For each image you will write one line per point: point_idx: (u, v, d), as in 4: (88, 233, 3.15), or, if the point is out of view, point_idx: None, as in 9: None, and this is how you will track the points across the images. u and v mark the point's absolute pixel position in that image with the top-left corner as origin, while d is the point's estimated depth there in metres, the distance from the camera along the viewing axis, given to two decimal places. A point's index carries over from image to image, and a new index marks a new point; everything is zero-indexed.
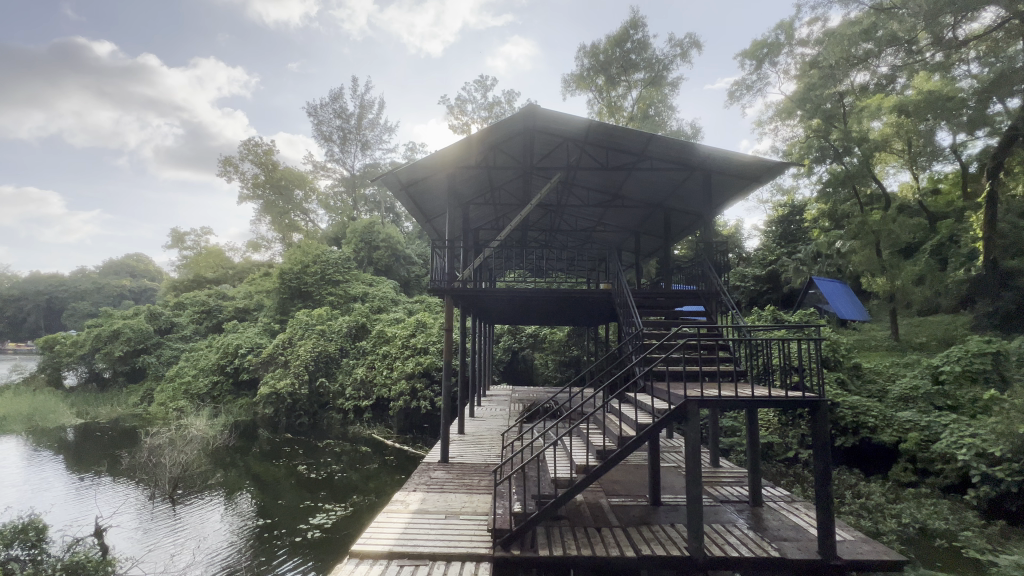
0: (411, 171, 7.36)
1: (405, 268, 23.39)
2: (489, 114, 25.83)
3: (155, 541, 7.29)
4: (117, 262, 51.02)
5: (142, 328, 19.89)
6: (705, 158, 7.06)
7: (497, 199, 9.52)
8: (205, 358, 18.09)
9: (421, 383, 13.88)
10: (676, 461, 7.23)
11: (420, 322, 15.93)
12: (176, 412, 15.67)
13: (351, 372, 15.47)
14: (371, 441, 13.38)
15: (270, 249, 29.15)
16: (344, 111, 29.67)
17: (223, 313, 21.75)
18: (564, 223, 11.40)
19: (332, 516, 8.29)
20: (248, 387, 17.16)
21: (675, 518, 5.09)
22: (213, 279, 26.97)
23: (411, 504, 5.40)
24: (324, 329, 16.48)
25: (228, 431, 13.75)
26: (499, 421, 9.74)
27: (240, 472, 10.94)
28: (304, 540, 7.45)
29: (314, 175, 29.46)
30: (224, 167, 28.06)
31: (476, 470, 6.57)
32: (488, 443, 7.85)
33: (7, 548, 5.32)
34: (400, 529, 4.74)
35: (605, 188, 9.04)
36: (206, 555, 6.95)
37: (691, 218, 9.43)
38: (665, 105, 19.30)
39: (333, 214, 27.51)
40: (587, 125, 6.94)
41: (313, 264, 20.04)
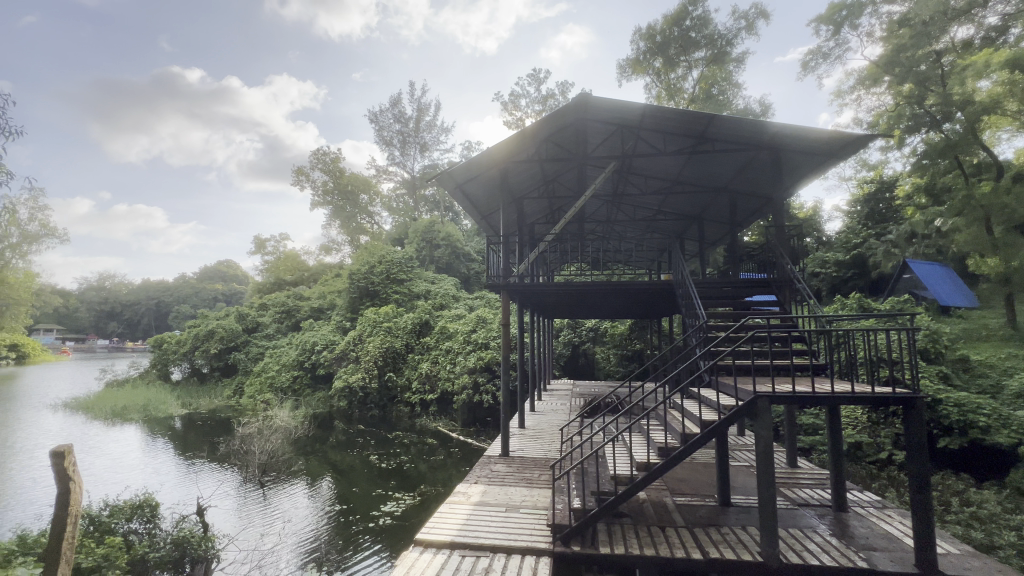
0: (465, 170, 7.50)
1: (465, 265, 23.91)
2: (544, 107, 25.72)
3: (249, 521, 8.01)
4: (211, 268, 56.66)
5: (232, 328, 21.95)
6: (775, 136, 6.54)
7: (552, 192, 9.43)
8: (286, 354, 19.57)
9: (483, 378, 14.17)
10: (747, 461, 6.82)
11: (481, 317, 16.21)
12: (263, 404, 17.17)
13: (416, 366, 16.06)
14: (437, 434, 13.83)
15: (340, 252, 30.86)
16: (403, 115, 30.70)
17: (301, 312, 23.37)
18: (622, 212, 11.07)
19: (401, 505, 8.67)
20: (324, 381, 18.31)
21: (747, 521, 4.79)
22: (291, 281, 29.16)
23: (472, 496, 5.52)
24: (390, 326, 17.25)
25: (308, 422, 14.80)
26: (560, 415, 9.70)
27: (319, 460, 11.76)
28: (378, 526, 7.86)
29: (377, 179, 30.86)
30: (297, 177, 30.14)
31: (536, 465, 6.59)
32: (548, 438, 7.84)
33: (129, 521, 6.05)
34: (462, 520, 4.85)
35: (665, 174, 8.68)
36: (293, 536, 7.51)
37: (761, 202, 8.79)
38: (730, 84, 18.20)
39: (396, 216, 28.67)
40: (642, 111, 6.68)
41: (379, 264, 21.06)
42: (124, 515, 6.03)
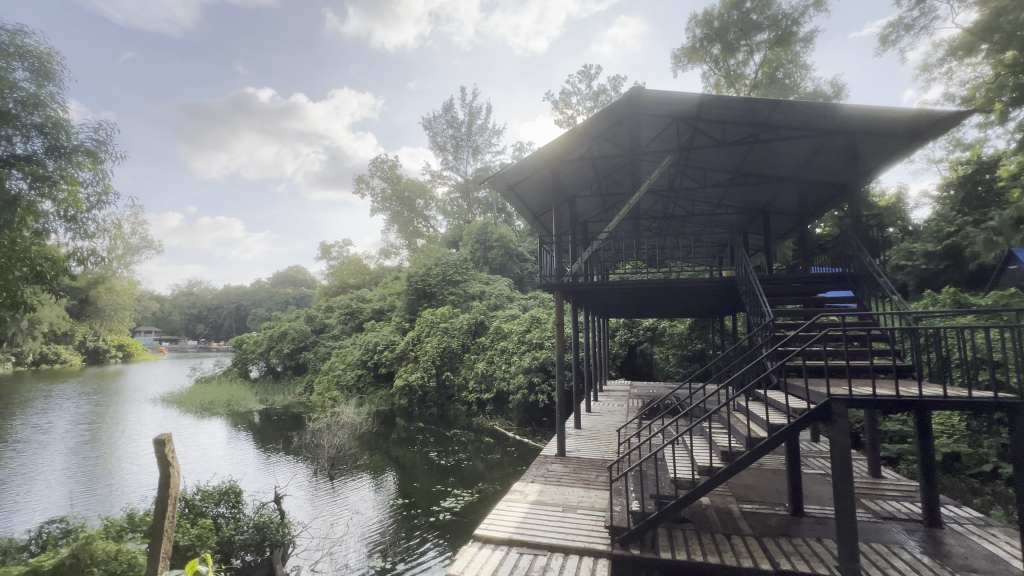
0: (517, 171, 7.57)
1: (519, 266, 24.05)
2: (596, 104, 25.35)
3: (319, 511, 8.54)
4: (283, 274, 60.89)
5: (302, 329, 23.52)
6: (850, 119, 6.06)
7: (605, 189, 9.29)
8: (351, 354, 20.62)
9: (538, 377, 14.21)
10: (822, 468, 6.36)
11: (535, 317, 16.24)
12: (331, 401, 18.21)
13: (472, 366, 16.37)
14: (494, 432, 14.03)
15: (399, 255, 32.04)
16: (456, 120, 31.38)
17: (364, 313, 24.22)
18: (678, 207, 10.71)
19: (461, 501, 8.89)
20: (386, 380, 19.11)
21: (822, 533, 4.47)
22: (355, 284, 30.70)
23: (529, 494, 5.56)
24: (447, 327, 17.72)
25: (371, 419, 15.53)
26: (617, 416, 9.52)
27: (382, 456, 12.29)
28: (438, 520, 8.10)
29: (432, 184, 31.78)
30: (359, 185, 31.69)
31: (593, 466, 6.52)
32: (605, 439, 7.73)
33: (217, 505, 6.66)
34: (519, 518, 4.91)
35: (725, 166, 8.29)
36: (360, 526, 7.92)
37: (835, 190, 8.18)
38: (797, 66, 17.07)
39: (450, 219, 29.41)
40: (699, 102, 6.44)
41: (435, 267, 21.71)
42: (213, 500, 6.64)
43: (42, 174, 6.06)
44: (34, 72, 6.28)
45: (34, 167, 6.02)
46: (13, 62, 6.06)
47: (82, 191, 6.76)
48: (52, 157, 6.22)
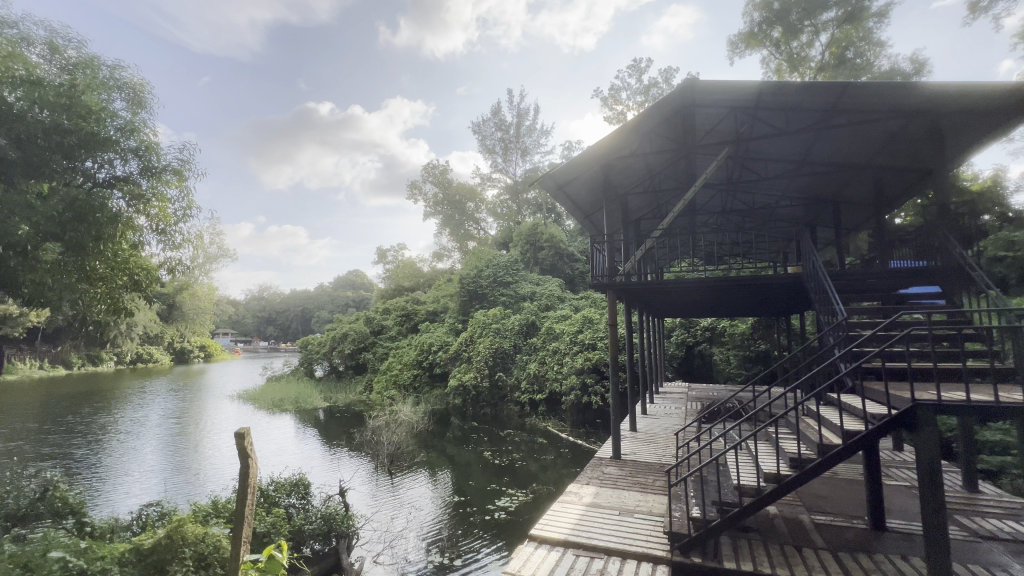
0: (567, 170, 7.53)
1: (569, 266, 23.87)
2: (646, 98, 24.71)
3: (380, 505, 8.90)
4: (344, 278, 63.98)
5: (362, 331, 24.65)
6: (932, 98, 5.55)
7: (658, 186, 9.02)
8: (407, 354, 21.32)
9: (591, 379, 14.05)
10: (906, 480, 5.83)
11: (587, 318, 16.06)
12: (390, 399, 18.92)
13: (524, 366, 16.43)
14: (547, 433, 14.02)
15: (451, 258, 32.72)
16: (504, 122, 31.66)
17: (418, 315, 25.02)
18: (737, 200, 10.21)
19: (515, 501, 8.95)
20: (441, 380, 19.59)
21: (909, 550, 4.10)
22: (410, 287, 31.74)
23: (584, 496, 5.51)
24: (499, 327, 17.91)
25: (427, 417, 15.97)
26: (674, 419, 9.21)
27: (438, 454, 12.61)
28: (493, 520, 8.19)
29: (482, 187, 32.24)
30: (412, 191, 32.75)
31: (650, 470, 6.35)
32: (662, 442, 7.51)
33: (289, 496, 7.12)
34: (575, 520, 4.88)
35: (788, 157, 7.83)
36: (418, 522, 8.18)
37: (915, 176, 7.51)
38: (870, 43, 15.45)
39: (500, 220, 29.70)
40: (758, 89, 6.11)
41: (486, 268, 22.04)
42: (285, 491, 7.11)
43: (138, 192, 6.77)
44: (130, 101, 7.02)
45: (132, 186, 6.72)
46: (113, 94, 6.80)
47: (171, 207, 7.42)
48: (145, 177, 6.90)
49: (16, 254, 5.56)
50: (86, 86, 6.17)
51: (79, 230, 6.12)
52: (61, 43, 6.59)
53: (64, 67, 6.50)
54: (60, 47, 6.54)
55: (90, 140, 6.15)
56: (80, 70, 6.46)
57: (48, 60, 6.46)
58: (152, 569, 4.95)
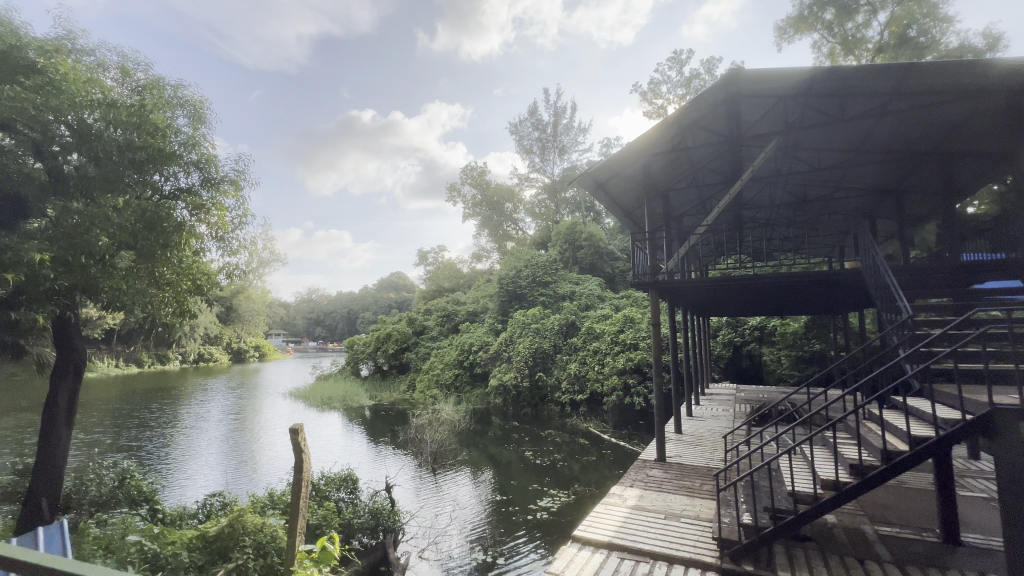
0: (605, 168, 7.44)
1: (609, 264, 23.53)
2: (688, 90, 24.01)
3: (424, 501, 9.10)
4: (387, 279, 65.91)
5: (404, 332, 25.32)
6: (1008, 74, 5.10)
7: (701, 180, 8.75)
8: (448, 354, 21.68)
9: (633, 380, 13.80)
10: (984, 491, 5.37)
11: (628, 317, 15.80)
12: (432, 398, 19.31)
13: (565, 366, 16.33)
14: (588, 434, 13.88)
15: (490, 259, 33.00)
16: (541, 121, 31.60)
17: (458, 316, 25.39)
18: (786, 193, 9.74)
19: (557, 501, 8.92)
20: (482, 379, 19.78)
21: (988, 567, 3.78)
22: (450, 288, 32.28)
23: (628, 499, 5.41)
24: (539, 327, 17.90)
25: (469, 416, 16.18)
26: (722, 422, 8.91)
27: (480, 453, 12.75)
28: (536, 519, 8.20)
29: (520, 187, 32.31)
30: (451, 193, 33.29)
31: (697, 473, 6.17)
32: (709, 445, 7.27)
33: (338, 490, 7.41)
34: (619, 523, 4.81)
35: (843, 145, 7.40)
36: (461, 519, 8.30)
37: (988, 159, 6.92)
38: (935, 20, 14.22)
39: (539, 220, 29.66)
40: (809, 76, 5.82)
41: (525, 268, 22.10)
42: (334, 485, 7.41)
43: (200, 203, 7.23)
44: (192, 117, 7.52)
45: (194, 197, 7.22)
46: (176, 111, 7.30)
47: (229, 215, 7.90)
48: (205, 188, 7.37)
49: (94, 263, 6.09)
50: (154, 106, 6.66)
51: (150, 239, 6.60)
52: (131, 67, 7.16)
53: (135, 89, 7.08)
54: (131, 70, 7.12)
55: (157, 155, 6.61)
56: (148, 91, 7.00)
57: (121, 83, 7.05)
58: (217, 555, 5.31)
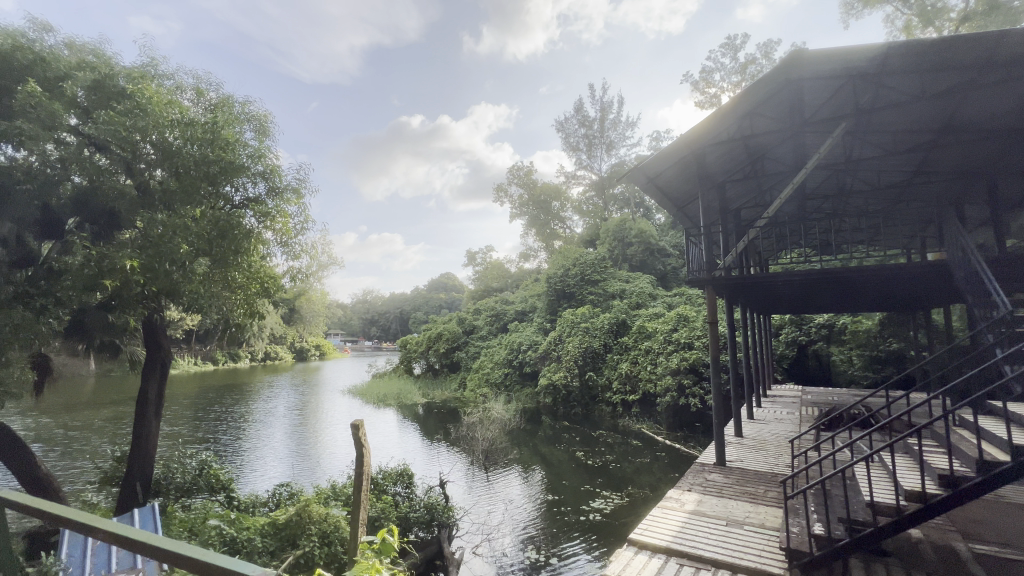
0: (656, 161, 7.22)
1: (660, 262, 22.88)
2: (743, 77, 22.89)
3: (477, 498, 9.24)
4: (437, 280, 67.56)
5: (455, 331, 25.85)
6: None
7: (762, 170, 8.31)
8: (498, 353, 21.88)
9: (688, 380, 13.32)
10: None
11: (682, 315, 15.31)
12: (483, 397, 19.56)
13: (616, 366, 16.03)
14: (641, 436, 13.56)
15: (537, 258, 32.96)
16: (588, 118, 31.20)
17: (507, 315, 25.55)
18: (857, 180, 9.07)
19: (610, 503, 8.78)
20: (531, 379, 19.79)
21: None
22: (498, 288, 32.60)
23: (686, 504, 5.23)
24: (588, 327, 17.69)
25: (519, 415, 16.25)
26: (787, 425, 8.41)
27: (531, 452, 12.77)
28: (588, 521, 8.11)
29: (567, 185, 32.08)
30: (498, 194, 33.59)
31: (761, 478, 5.86)
32: (773, 450, 6.88)
33: (395, 484, 7.67)
34: (677, 528, 4.65)
35: (924, 125, 6.75)
36: (513, 518, 8.36)
37: None
38: None
39: (587, 218, 29.32)
40: (881, 53, 5.38)
41: (574, 267, 21.91)
42: (391, 480, 7.68)
43: (266, 211, 7.72)
44: (257, 131, 8.04)
45: (261, 206, 7.71)
46: (244, 126, 7.83)
47: (292, 222, 8.38)
48: (271, 197, 7.85)
49: (177, 269, 6.66)
50: (225, 122, 7.20)
51: (223, 246, 7.12)
52: (205, 88, 7.76)
53: (208, 107, 7.66)
54: (205, 90, 7.72)
55: (228, 167, 7.09)
56: (219, 109, 7.56)
57: (196, 103, 7.66)
58: (286, 541, 5.62)
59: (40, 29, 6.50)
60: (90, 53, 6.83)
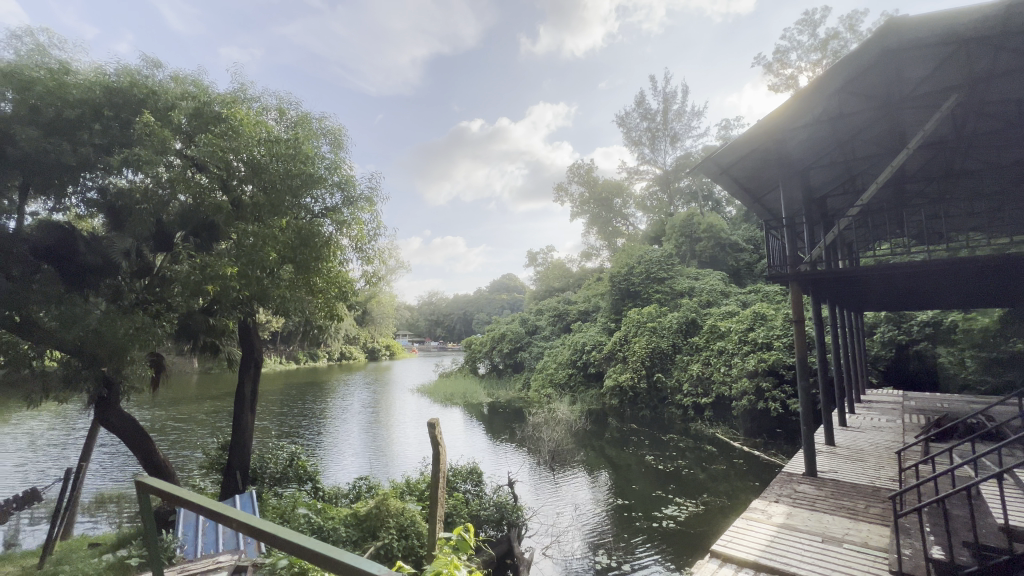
0: (731, 150, 6.82)
1: (733, 257, 21.64)
2: (824, 54, 21.07)
3: (545, 499, 9.21)
4: (499, 281, 68.49)
5: (518, 331, 26.04)
6: None
7: (853, 155, 7.57)
8: (561, 354, 21.69)
9: (767, 383, 12.46)
10: None
11: (759, 313, 14.36)
12: (547, 397, 19.50)
13: (686, 367, 15.35)
14: (716, 441, 12.89)
15: (599, 257, 32.33)
16: (650, 111, 30.16)
17: (570, 315, 25.29)
18: (971, 158, 8.00)
19: (684, 510, 8.42)
20: (596, 379, 19.45)
21: None
22: (560, 287, 32.41)
23: (774, 516, 4.87)
24: (655, 326, 17.08)
25: (585, 417, 16.02)
26: (886, 434, 7.61)
27: (597, 454, 12.55)
28: (661, 528, 7.82)
29: (629, 181, 31.22)
30: (558, 194, 33.37)
31: (860, 492, 5.33)
32: (873, 461, 6.25)
33: (465, 482, 7.83)
34: (766, 542, 4.34)
35: None
36: (582, 520, 8.26)
37: None
38: None
39: (651, 214, 28.37)
40: (1002, 12, 4.74)
41: (638, 265, 21.26)
42: (462, 477, 7.85)
43: (342, 219, 8.21)
44: (333, 145, 8.55)
45: (338, 215, 8.22)
46: (321, 140, 8.36)
47: (366, 228, 8.83)
48: (347, 207, 8.35)
49: (266, 276, 7.23)
50: (305, 138, 7.75)
51: (305, 253, 7.65)
52: (286, 107, 8.37)
53: (290, 125, 8.25)
54: (286, 110, 8.32)
55: (309, 180, 7.63)
56: (300, 126, 8.12)
57: (279, 121, 8.25)
58: (367, 532, 5.89)
59: (153, 66, 7.34)
60: (191, 84, 7.58)
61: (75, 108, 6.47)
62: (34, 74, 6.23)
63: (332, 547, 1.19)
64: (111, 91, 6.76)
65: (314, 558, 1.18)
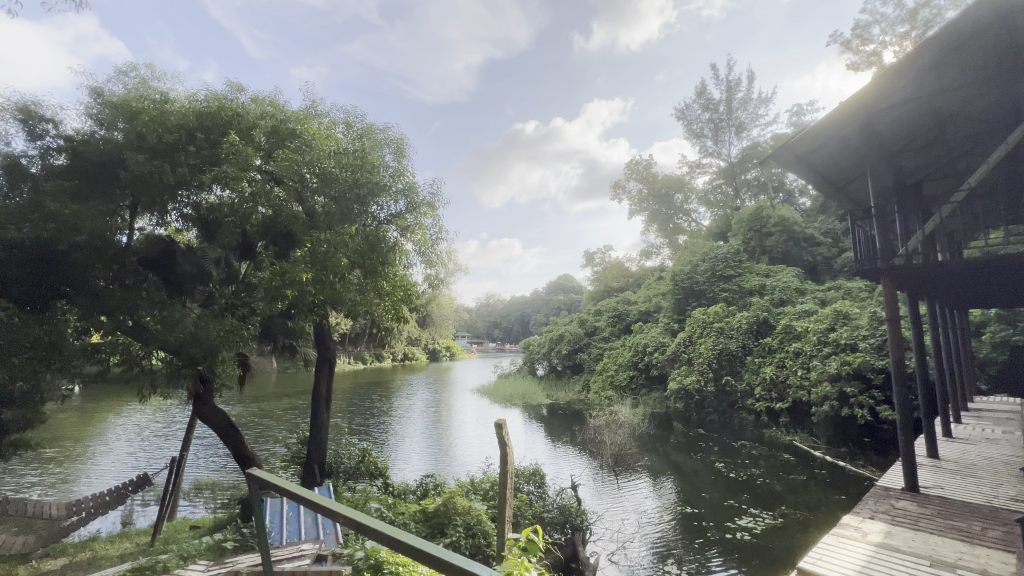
0: (808, 138, 6.34)
1: (809, 252, 20.12)
2: (912, 25, 19.07)
3: (610, 504, 9.00)
4: (556, 282, 68.12)
5: (576, 332, 25.72)
6: None
7: (955, 132, 6.72)
8: (621, 355, 21.14)
9: (853, 388, 11.44)
10: None
11: (840, 312, 13.25)
12: (608, 400, 19.11)
13: (758, 370, 14.45)
14: (794, 449, 12.04)
15: (660, 255, 31.23)
16: (712, 101, 28.75)
17: (630, 316, 24.62)
18: None
19: (761, 522, 7.92)
20: (659, 382, 18.80)
21: None
22: (619, 287, 31.66)
23: (870, 534, 4.44)
24: (723, 327, 16.22)
25: (648, 420, 15.52)
26: (1002, 447, 6.73)
27: (662, 459, 12.12)
28: (736, 540, 7.40)
29: (691, 175, 29.93)
30: (615, 192, 32.62)
31: (974, 511, 4.74)
32: (988, 478, 5.54)
33: (527, 483, 7.82)
34: (863, 562, 3.96)
35: None
36: (650, 528, 7.99)
37: None
38: None
39: (716, 209, 27.01)
40: None
41: (703, 263, 20.31)
42: (524, 478, 7.84)
43: (405, 225, 8.54)
44: (396, 153, 8.89)
45: (402, 221, 8.55)
46: (385, 149, 8.73)
47: (428, 233, 9.11)
48: (410, 213, 8.66)
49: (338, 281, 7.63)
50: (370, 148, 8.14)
51: (373, 258, 8.02)
52: (353, 120, 8.82)
53: (356, 136, 8.69)
54: (353, 122, 8.77)
55: (374, 188, 8.01)
56: (365, 137, 8.53)
57: (347, 133, 8.71)
58: (435, 529, 6.03)
59: (237, 89, 8.01)
60: (269, 103, 8.15)
61: (174, 133, 7.23)
62: (141, 105, 7.07)
63: (430, 545, 1.22)
64: (203, 115, 7.46)
65: (418, 553, 1.22)
